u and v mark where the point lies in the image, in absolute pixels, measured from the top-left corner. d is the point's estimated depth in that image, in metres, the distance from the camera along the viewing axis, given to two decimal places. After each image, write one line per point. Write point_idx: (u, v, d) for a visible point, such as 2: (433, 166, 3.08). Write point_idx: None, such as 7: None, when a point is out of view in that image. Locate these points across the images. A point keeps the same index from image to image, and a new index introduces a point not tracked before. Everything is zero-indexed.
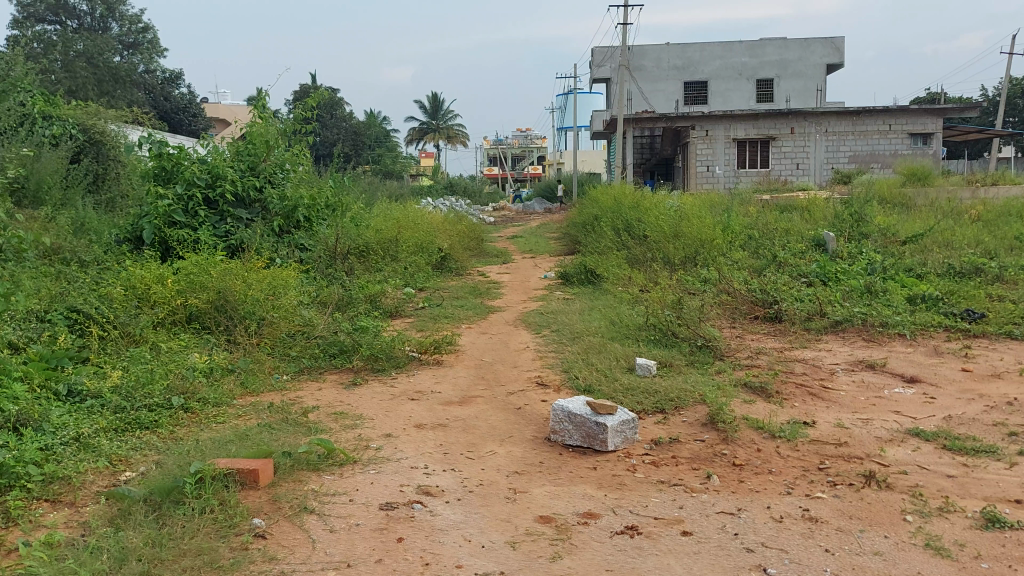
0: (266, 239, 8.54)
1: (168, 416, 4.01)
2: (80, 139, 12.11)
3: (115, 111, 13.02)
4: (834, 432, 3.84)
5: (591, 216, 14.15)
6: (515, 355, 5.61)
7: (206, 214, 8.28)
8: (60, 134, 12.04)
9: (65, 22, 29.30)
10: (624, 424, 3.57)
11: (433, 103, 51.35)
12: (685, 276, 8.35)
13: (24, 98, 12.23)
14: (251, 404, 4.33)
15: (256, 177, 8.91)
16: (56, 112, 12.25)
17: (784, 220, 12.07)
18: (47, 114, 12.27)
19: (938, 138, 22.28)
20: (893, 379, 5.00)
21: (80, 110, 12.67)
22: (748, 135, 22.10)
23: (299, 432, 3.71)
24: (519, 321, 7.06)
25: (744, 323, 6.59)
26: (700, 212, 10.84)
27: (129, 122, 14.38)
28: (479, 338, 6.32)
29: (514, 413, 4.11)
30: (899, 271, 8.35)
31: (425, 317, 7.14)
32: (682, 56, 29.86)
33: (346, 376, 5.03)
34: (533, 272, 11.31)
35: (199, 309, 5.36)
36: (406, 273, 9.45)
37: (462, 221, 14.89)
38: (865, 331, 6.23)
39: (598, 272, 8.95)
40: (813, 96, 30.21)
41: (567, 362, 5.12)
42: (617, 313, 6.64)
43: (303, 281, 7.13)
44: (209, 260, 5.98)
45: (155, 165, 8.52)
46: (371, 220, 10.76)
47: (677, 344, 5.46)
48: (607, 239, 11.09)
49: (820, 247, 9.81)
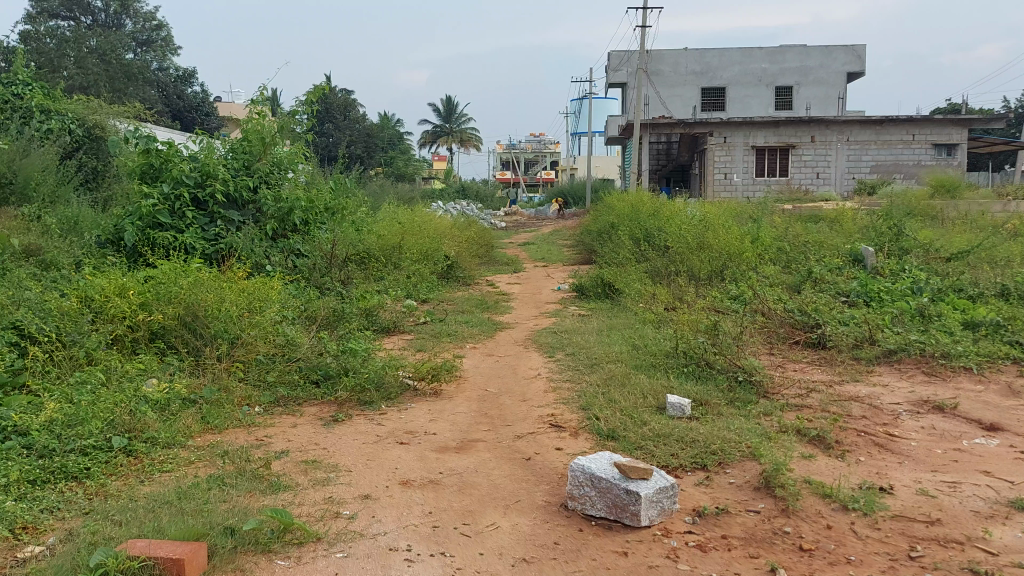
0: (258, 244, 7.84)
1: (103, 463, 3.30)
2: (79, 135, 11.52)
3: (118, 106, 12.42)
4: (920, 502, 3.09)
5: (607, 222, 13.41)
6: (524, 385, 4.88)
7: (193, 216, 7.59)
8: (56, 129, 11.48)
9: (79, 18, 29.06)
10: (662, 493, 2.83)
11: (447, 105, 50.78)
12: (712, 293, 7.64)
13: (20, 90, 11.66)
14: (207, 446, 3.60)
15: (250, 177, 8.22)
16: (54, 106, 11.70)
17: (814, 231, 11.31)
18: (45, 108, 11.65)
19: (963, 149, 21.46)
20: (969, 426, 4.23)
21: (81, 105, 12.08)
22: (767, 142, 21.37)
23: (257, 492, 3.00)
24: (530, 341, 6.34)
25: (783, 350, 5.85)
26: (726, 223, 10.14)
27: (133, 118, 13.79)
28: (484, 362, 5.61)
29: (523, 467, 3.37)
30: (949, 291, 7.58)
31: (427, 335, 6.43)
32: (700, 61, 29.12)
33: (327, 409, 4.31)
34: (547, 282, 10.60)
35: (165, 325, 4.66)
36: (408, 282, 8.77)
37: (472, 226, 14.25)
38: (923, 363, 5.47)
39: (618, 287, 8.25)
40: (834, 104, 29.38)
41: (586, 397, 4.39)
42: (640, 336, 5.90)
43: (291, 292, 6.41)
44: (184, 271, 5.27)
45: (141, 162, 7.80)
46: (374, 227, 10.06)
47: (713, 377, 4.71)
48: (626, 249, 10.34)
49: (858, 263, 9.06)
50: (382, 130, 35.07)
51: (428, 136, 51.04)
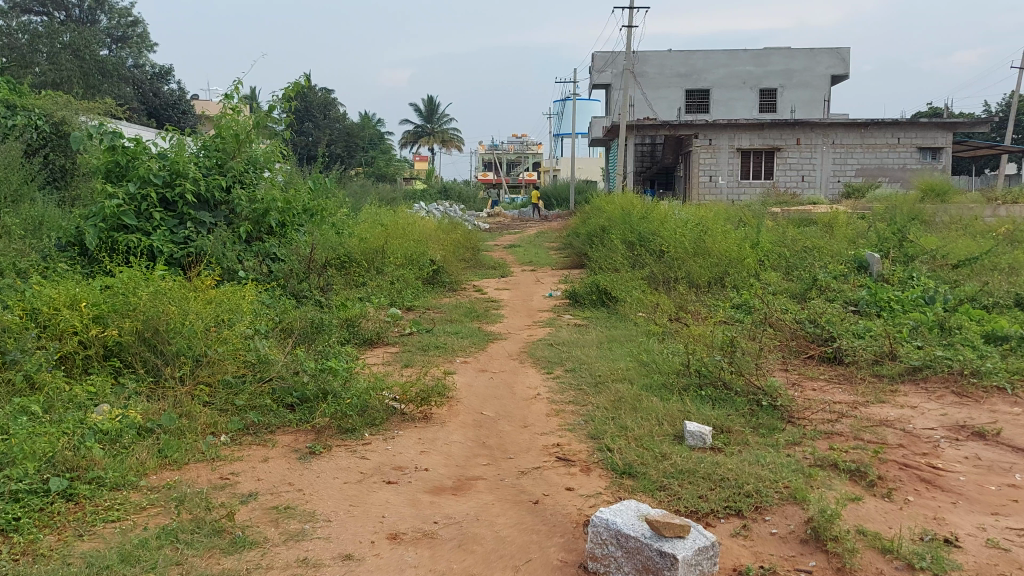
0: (231, 248, 7.32)
1: (37, 512, 2.80)
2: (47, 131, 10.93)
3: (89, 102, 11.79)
4: (994, 557, 2.65)
5: (597, 225, 12.96)
6: (523, 408, 4.42)
7: (161, 217, 7.06)
8: (23, 125, 10.86)
9: (53, 13, 28.35)
10: (701, 555, 2.37)
11: (429, 105, 50.17)
12: (715, 302, 7.24)
13: None
14: (162, 488, 3.11)
15: (223, 176, 7.68)
16: (21, 101, 11.10)
17: (811, 236, 10.93)
18: (11, 103, 11.03)
19: (948, 153, 21.12)
20: (1019, 457, 3.82)
21: (50, 101, 11.47)
22: (753, 145, 21.08)
23: (218, 551, 2.52)
24: (525, 355, 5.89)
25: (799, 366, 5.44)
26: (723, 228, 9.76)
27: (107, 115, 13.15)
28: (476, 380, 5.14)
29: (531, 514, 2.90)
30: (962, 301, 7.20)
31: (414, 347, 5.96)
32: (685, 62, 28.82)
33: (303, 438, 3.82)
34: (537, 288, 10.15)
35: (120, 341, 4.16)
36: (392, 288, 8.32)
37: (457, 228, 13.78)
38: (951, 382, 5.06)
39: (614, 294, 7.82)
40: (819, 107, 29.18)
41: (594, 423, 3.94)
42: (645, 350, 5.47)
43: (265, 302, 5.91)
44: (145, 280, 4.75)
45: (107, 160, 7.27)
46: (357, 231, 9.56)
47: (733, 400, 4.27)
48: (619, 254, 9.92)
49: (863, 270, 8.67)
50: (363, 130, 34.47)
51: (410, 136, 50.49)
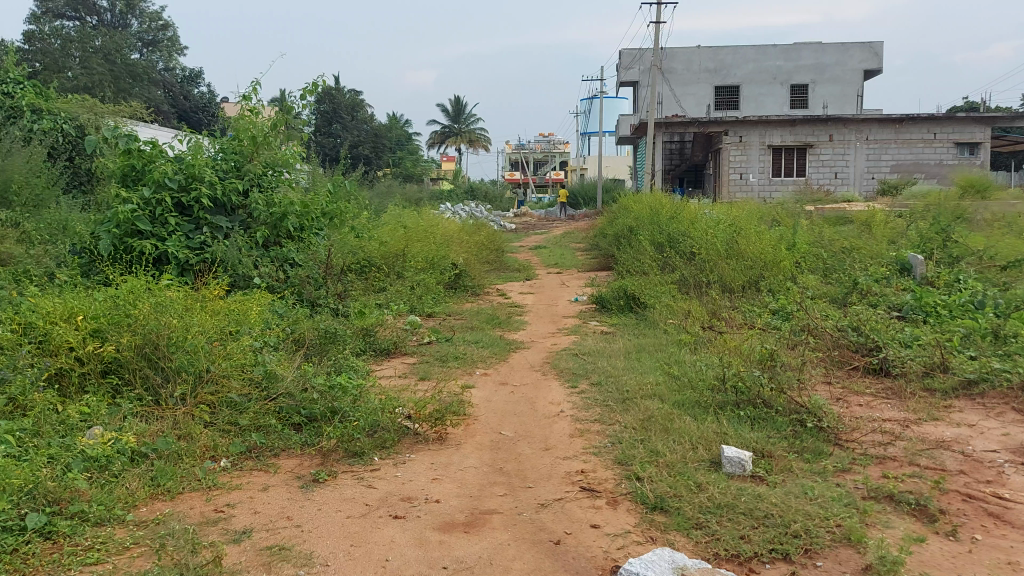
0: (248, 253, 7.07)
1: (9, 553, 2.56)
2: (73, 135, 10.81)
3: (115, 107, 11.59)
4: None
5: (625, 226, 12.59)
6: (545, 427, 4.12)
7: (177, 222, 6.83)
8: (48, 129, 10.75)
9: (84, 18, 28.59)
10: None
11: (456, 105, 49.97)
12: (751, 308, 6.89)
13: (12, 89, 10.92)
14: (151, 523, 2.86)
15: (240, 179, 7.44)
16: (46, 106, 10.99)
17: (849, 236, 10.48)
18: (37, 107, 10.93)
19: (986, 147, 20.59)
20: None
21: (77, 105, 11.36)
22: (784, 142, 20.55)
23: None
24: (549, 366, 5.59)
25: (843, 380, 5.09)
26: (757, 229, 9.38)
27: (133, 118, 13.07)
28: (496, 394, 4.84)
29: (551, 557, 2.60)
30: (1015, 305, 6.76)
31: (432, 358, 5.67)
32: (714, 58, 28.30)
33: (309, 463, 3.56)
34: (563, 292, 9.84)
35: (120, 357, 3.92)
36: (413, 294, 8.06)
37: (482, 230, 13.51)
38: (1010, 397, 4.67)
39: (643, 300, 7.49)
40: (852, 102, 28.50)
41: (622, 447, 3.63)
42: (677, 362, 5.14)
43: (277, 311, 5.66)
44: (150, 292, 4.50)
45: (122, 164, 7.06)
46: (378, 235, 9.31)
47: (773, 419, 3.94)
48: (648, 256, 9.57)
49: (905, 272, 8.24)
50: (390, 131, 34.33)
51: (436, 136, 50.36)
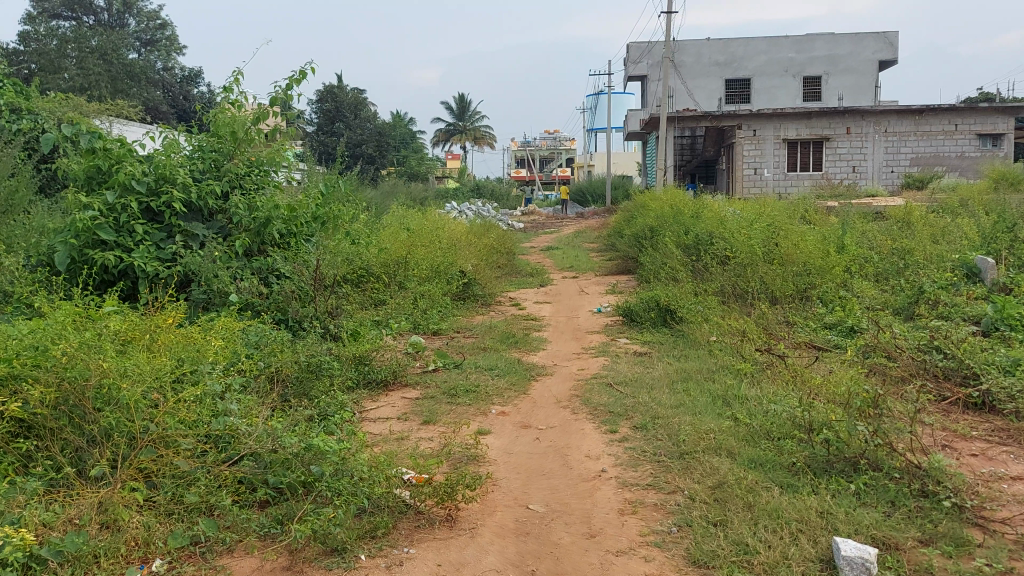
0: (228, 264, 6.09)
1: None
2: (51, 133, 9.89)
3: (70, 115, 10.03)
4: None
5: (644, 226, 11.62)
6: (584, 497, 3.20)
7: (145, 230, 5.88)
8: (29, 130, 9.81)
9: (81, 18, 27.85)
10: None
11: (461, 103, 48.88)
12: (803, 326, 5.94)
13: None
14: None
15: (219, 180, 6.47)
16: (26, 105, 10.05)
17: (893, 235, 9.48)
18: (16, 106, 9.98)
19: (1009, 139, 19.48)
20: None
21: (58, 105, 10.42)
22: (800, 135, 19.54)
23: None
24: (577, 400, 4.67)
25: (944, 420, 4.13)
26: (796, 229, 8.41)
27: (123, 119, 12.07)
28: (517, 443, 3.90)
29: None
30: None
31: (438, 392, 4.73)
32: (724, 51, 27.30)
33: (271, 566, 2.65)
34: (583, 300, 8.91)
35: (33, 415, 2.97)
36: (415, 308, 7.13)
37: (491, 231, 12.59)
38: None
39: (678, 313, 6.55)
40: (868, 94, 27.41)
41: (695, 538, 2.71)
42: (738, 399, 4.20)
43: (254, 337, 4.69)
44: (85, 329, 3.54)
45: (86, 164, 6.11)
46: (377, 241, 8.37)
47: (884, 489, 2.99)
48: (674, 260, 8.61)
49: (973, 277, 7.25)
50: (394, 130, 33.40)
51: (441, 134, 49.41)
